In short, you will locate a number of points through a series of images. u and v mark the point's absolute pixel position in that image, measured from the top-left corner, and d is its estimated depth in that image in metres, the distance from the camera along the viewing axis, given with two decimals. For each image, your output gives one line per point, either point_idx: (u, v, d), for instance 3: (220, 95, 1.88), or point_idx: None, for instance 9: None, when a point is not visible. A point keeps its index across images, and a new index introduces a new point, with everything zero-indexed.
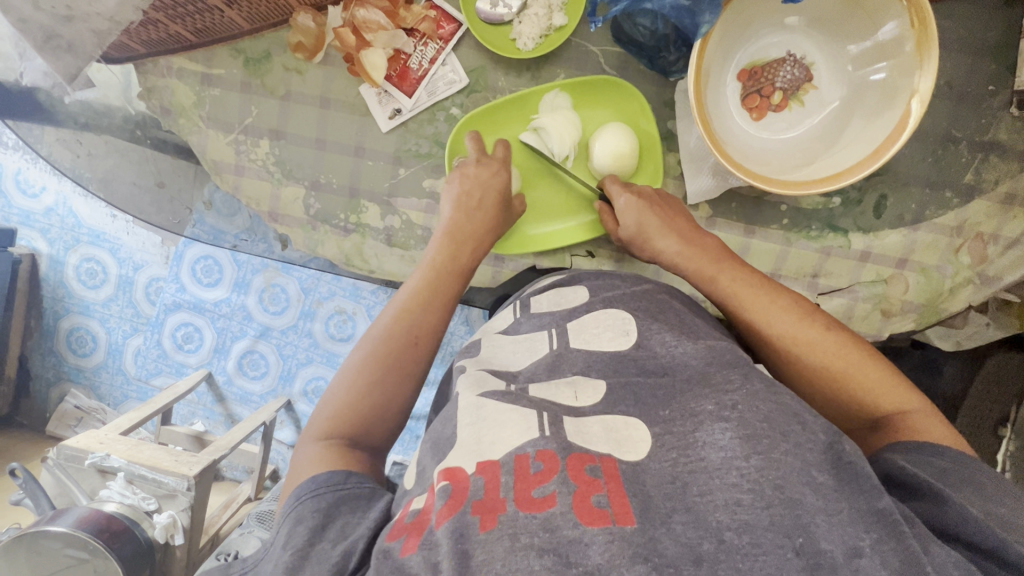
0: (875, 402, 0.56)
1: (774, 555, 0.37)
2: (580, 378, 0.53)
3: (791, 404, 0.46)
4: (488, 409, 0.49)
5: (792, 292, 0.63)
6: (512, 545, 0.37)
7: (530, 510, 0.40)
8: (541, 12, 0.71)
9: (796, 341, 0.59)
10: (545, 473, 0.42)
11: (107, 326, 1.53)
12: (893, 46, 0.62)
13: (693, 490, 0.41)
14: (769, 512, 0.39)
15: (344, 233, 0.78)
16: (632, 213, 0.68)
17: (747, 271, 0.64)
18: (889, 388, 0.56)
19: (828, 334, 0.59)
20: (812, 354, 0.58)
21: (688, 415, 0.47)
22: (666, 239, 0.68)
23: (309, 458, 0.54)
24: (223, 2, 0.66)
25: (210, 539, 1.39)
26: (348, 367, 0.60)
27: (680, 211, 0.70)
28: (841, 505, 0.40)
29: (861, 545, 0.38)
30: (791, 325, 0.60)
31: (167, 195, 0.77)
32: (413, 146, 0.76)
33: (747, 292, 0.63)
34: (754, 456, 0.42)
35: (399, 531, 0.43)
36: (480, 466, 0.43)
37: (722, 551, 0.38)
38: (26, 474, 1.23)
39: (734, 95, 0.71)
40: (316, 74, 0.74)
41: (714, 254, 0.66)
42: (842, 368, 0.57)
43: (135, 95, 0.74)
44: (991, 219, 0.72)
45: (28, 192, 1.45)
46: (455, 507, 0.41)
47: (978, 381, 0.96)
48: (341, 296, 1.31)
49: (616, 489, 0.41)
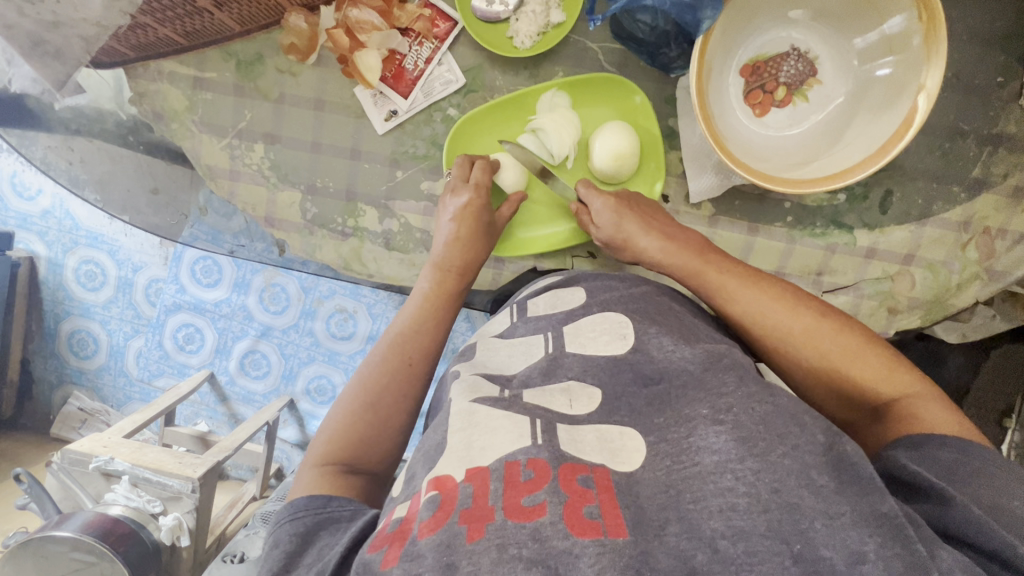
0: (874, 389, 0.54)
1: (770, 563, 0.36)
2: (575, 386, 0.52)
3: (784, 405, 0.44)
4: (481, 415, 0.47)
5: (778, 282, 0.62)
6: (499, 557, 0.36)
7: (520, 519, 0.38)
8: (539, 9, 0.69)
9: (790, 331, 0.58)
10: (536, 481, 0.40)
11: (108, 328, 1.52)
12: (900, 40, 0.61)
13: (687, 497, 0.40)
14: (765, 517, 0.38)
15: (342, 237, 0.77)
16: (608, 214, 0.69)
17: (731, 264, 0.64)
18: (888, 372, 0.54)
19: (822, 321, 0.58)
20: (808, 343, 0.57)
21: (683, 420, 0.46)
22: (646, 236, 0.67)
23: (303, 485, 0.52)
24: (213, 5, 0.64)
25: (217, 539, 1.40)
26: (344, 396, 0.59)
27: (660, 211, 0.70)
28: (842, 507, 0.38)
29: (864, 551, 0.36)
30: (782, 315, 0.59)
31: (162, 201, 0.76)
32: (410, 148, 0.75)
33: (730, 284, 0.62)
34: (749, 458, 0.41)
35: (381, 542, 0.41)
36: (470, 474, 0.42)
37: (716, 562, 0.36)
38: (31, 480, 1.23)
39: (736, 91, 0.70)
40: (310, 75, 0.72)
41: (696, 249, 0.66)
42: (840, 356, 0.56)
43: (126, 99, 0.72)
44: (1000, 212, 0.71)
45: (25, 195, 1.44)
46: (440, 520, 0.39)
47: (982, 374, 0.94)
48: (342, 295, 1.29)
49: (608, 500, 0.40)
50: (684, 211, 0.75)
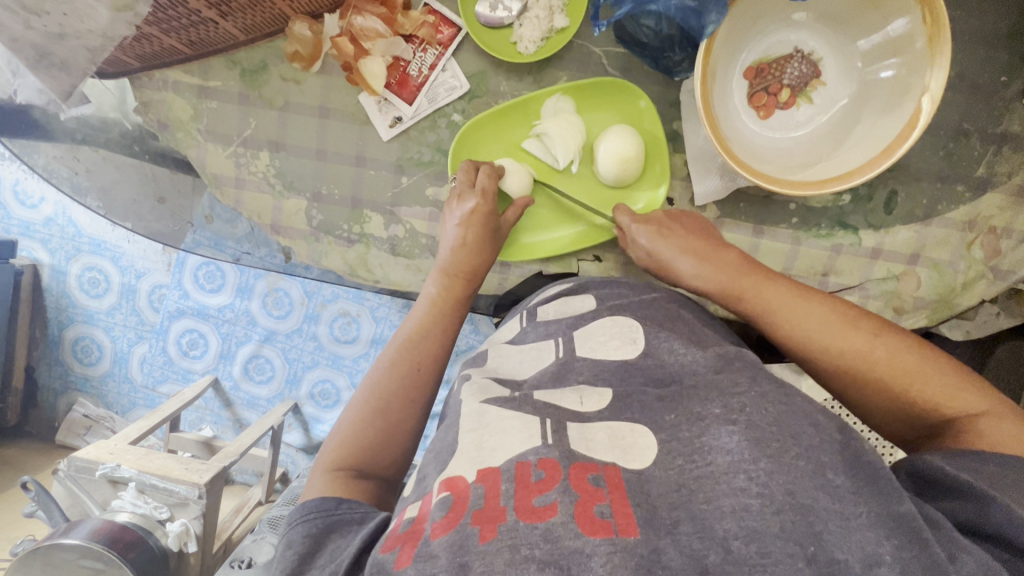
0: (934, 407, 0.52)
1: (783, 564, 0.35)
2: (586, 386, 0.52)
3: (800, 405, 0.45)
4: (492, 415, 0.47)
5: (835, 302, 0.59)
6: (512, 557, 0.36)
7: (531, 519, 0.38)
8: (543, 14, 0.69)
9: (846, 351, 0.56)
10: (547, 482, 0.40)
11: (111, 335, 1.52)
12: (904, 41, 0.61)
13: (699, 497, 0.39)
14: (779, 518, 0.37)
15: (348, 244, 0.77)
16: (642, 239, 0.70)
17: (774, 285, 0.62)
18: (953, 392, 0.51)
19: (882, 341, 0.55)
20: (865, 364, 0.55)
21: (694, 419, 0.45)
22: (679, 259, 0.67)
23: (315, 489, 0.52)
24: (218, 15, 0.64)
25: (223, 543, 1.40)
26: (354, 401, 0.59)
27: (698, 229, 0.69)
28: (858, 509, 0.38)
29: (881, 552, 0.36)
30: (836, 335, 0.57)
31: (168, 210, 0.76)
32: (415, 154, 0.75)
33: (772, 304, 0.61)
34: (763, 459, 0.40)
35: (393, 542, 0.41)
36: (482, 474, 0.42)
37: (729, 562, 0.36)
38: (38, 487, 1.23)
39: (740, 94, 0.70)
40: (314, 83, 0.72)
41: (735, 268, 0.64)
42: (894, 373, 0.53)
43: (131, 108, 0.72)
44: (1005, 211, 0.71)
45: (27, 203, 1.44)
46: (454, 519, 0.39)
47: (988, 371, 0.94)
48: (345, 299, 1.29)
49: (619, 498, 0.40)
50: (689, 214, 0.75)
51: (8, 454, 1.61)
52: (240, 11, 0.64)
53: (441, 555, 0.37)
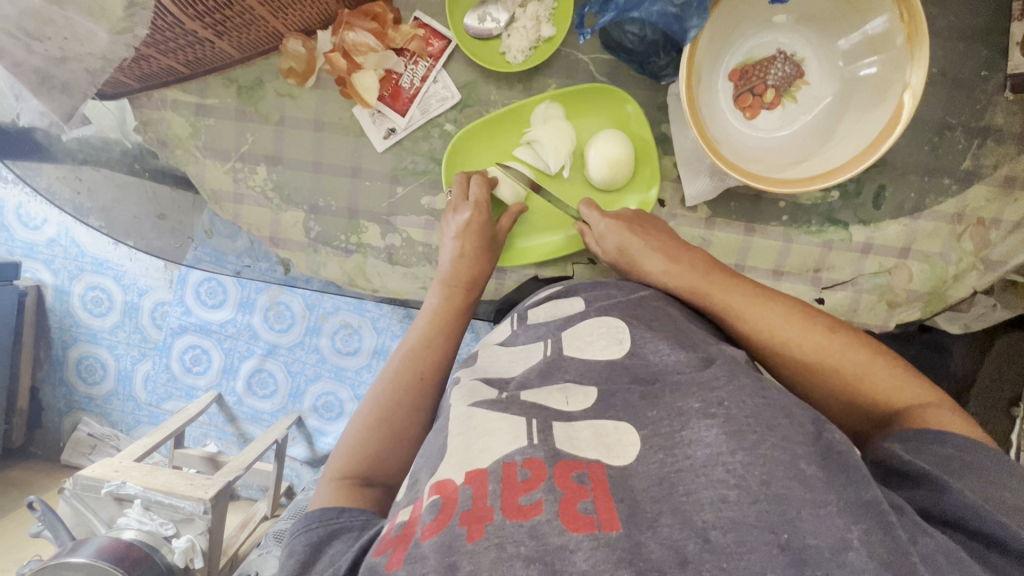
0: (885, 398, 0.55)
1: (759, 552, 0.36)
2: (571, 386, 0.52)
3: (777, 399, 0.46)
4: (478, 418, 0.48)
5: (790, 298, 0.63)
6: (498, 556, 0.36)
7: (518, 518, 0.38)
8: (530, 24, 0.71)
9: (800, 347, 0.59)
10: (532, 481, 0.41)
11: (115, 352, 1.53)
12: (883, 40, 0.62)
13: (679, 490, 0.40)
14: (755, 508, 0.38)
15: (345, 254, 0.79)
16: (611, 235, 0.71)
17: (741, 284, 0.64)
18: (901, 383, 0.55)
19: (833, 336, 0.58)
20: (818, 358, 0.58)
21: (675, 414, 0.46)
22: (650, 257, 0.69)
23: (322, 498, 0.53)
24: (214, 35, 0.64)
25: (230, 559, 1.40)
26: (359, 413, 0.60)
27: (662, 232, 0.71)
28: (828, 497, 0.39)
29: (849, 538, 0.37)
30: (794, 332, 0.59)
31: (169, 226, 0.78)
32: (410, 163, 0.76)
33: (738, 301, 0.63)
34: (739, 451, 0.41)
35: (386, 546, 0.42)
36: (469, 477, 0.42)
37: (707, 551, 0.36)
38: (44, 508, 1.22)
39: (726, 96, 0.71)
40: (309, 98, 0.74)
41: (702, 268, 0.66)
42: (849, 368, 0.57)
43: (130, 128, 0.74)
44: (992, 204, 0.72)
45: (30, 225, 1.46)
46: (443, 521, 0.39)
47: (988, 362, 0.93)
48: (346, 311, 1.31)
49: (601, 494, 0.40)
50: (680, 214, 0.77)
51: (12, 476, 1.61)
52: (237, 31, 0.65)
53: (430, 556, 0.37)
